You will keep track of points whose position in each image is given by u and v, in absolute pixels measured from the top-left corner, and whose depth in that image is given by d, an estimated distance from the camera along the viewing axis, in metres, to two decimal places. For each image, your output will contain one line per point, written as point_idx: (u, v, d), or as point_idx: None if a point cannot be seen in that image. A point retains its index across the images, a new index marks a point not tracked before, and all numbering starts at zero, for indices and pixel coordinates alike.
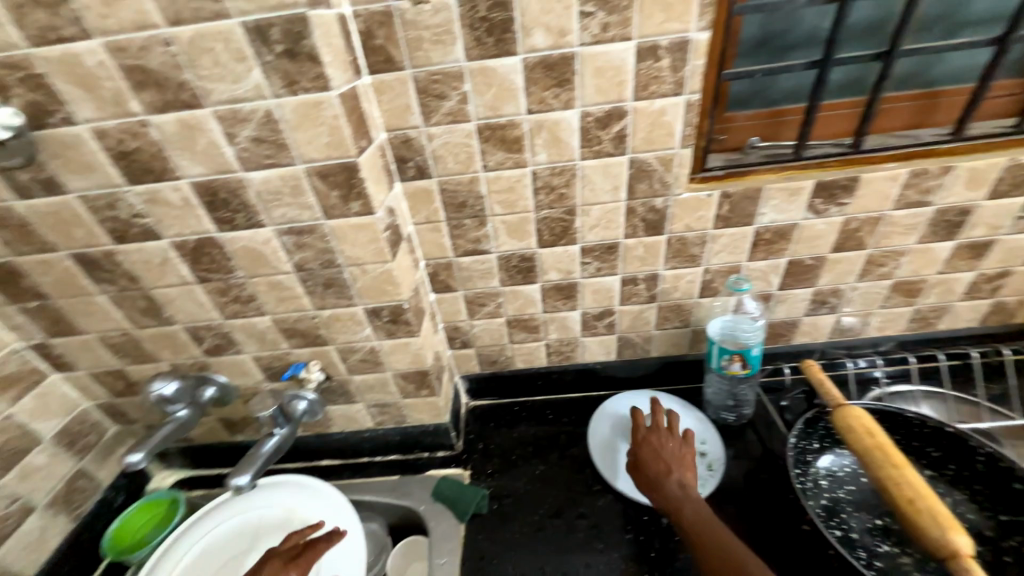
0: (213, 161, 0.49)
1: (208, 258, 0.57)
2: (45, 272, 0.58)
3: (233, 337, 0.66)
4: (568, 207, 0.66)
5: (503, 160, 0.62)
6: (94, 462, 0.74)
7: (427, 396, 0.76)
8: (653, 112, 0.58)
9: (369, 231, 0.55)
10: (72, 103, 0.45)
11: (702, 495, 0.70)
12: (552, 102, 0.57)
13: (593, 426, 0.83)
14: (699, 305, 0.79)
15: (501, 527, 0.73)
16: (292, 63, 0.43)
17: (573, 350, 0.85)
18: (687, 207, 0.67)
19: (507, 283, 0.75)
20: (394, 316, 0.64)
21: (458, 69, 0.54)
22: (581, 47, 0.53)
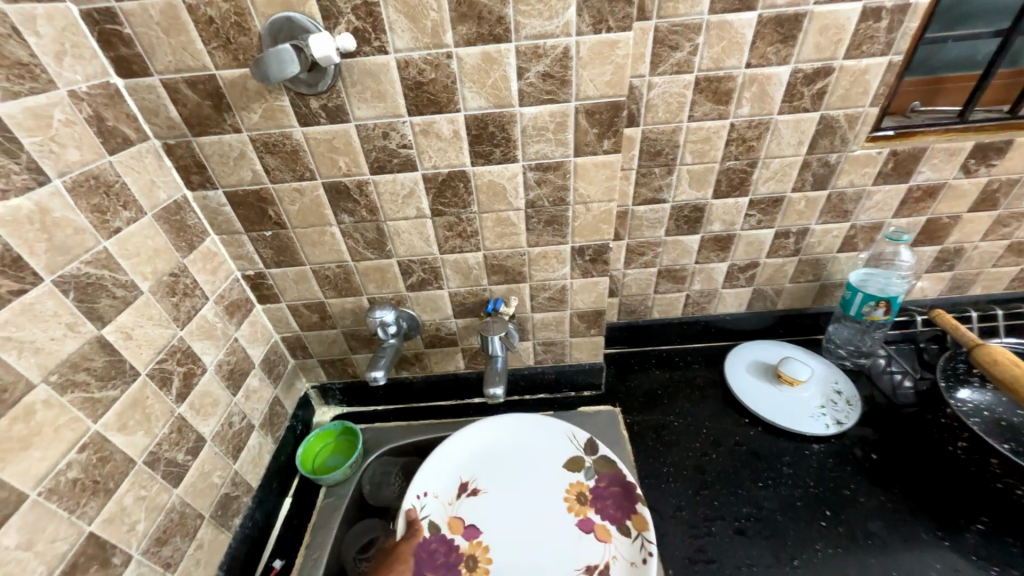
0: (496, 96, 0.53)
1: (451, 192, 0.61)
2: (294, 200, 0.61)
3: (440, 272, 0.70)
4: (751, 160, 0.72)
5: (708, 112, 0.67)
6: (282, 391, 0.78)
7: (594, 336, 0.80)
8: (858, 70, 0.63)
9: (608, 168, 0.60)
10: (392, 32, 0.49)
11: (850, 426, 0.79)
12: (771, 57, 0.62)
13: (731, 370, 0.90)
14: (836, 260, 0.86)
15: (664, 453, 0.80)
16: (608, 3, 0.48)
17: (710, 301, 0.91)
18: (857, 163, 0.73)
19: (672, 232, 0.80)
20: (596, 256, 0.69)
21: (699, 22, 0.59)
22: (814, 5, 0.58)
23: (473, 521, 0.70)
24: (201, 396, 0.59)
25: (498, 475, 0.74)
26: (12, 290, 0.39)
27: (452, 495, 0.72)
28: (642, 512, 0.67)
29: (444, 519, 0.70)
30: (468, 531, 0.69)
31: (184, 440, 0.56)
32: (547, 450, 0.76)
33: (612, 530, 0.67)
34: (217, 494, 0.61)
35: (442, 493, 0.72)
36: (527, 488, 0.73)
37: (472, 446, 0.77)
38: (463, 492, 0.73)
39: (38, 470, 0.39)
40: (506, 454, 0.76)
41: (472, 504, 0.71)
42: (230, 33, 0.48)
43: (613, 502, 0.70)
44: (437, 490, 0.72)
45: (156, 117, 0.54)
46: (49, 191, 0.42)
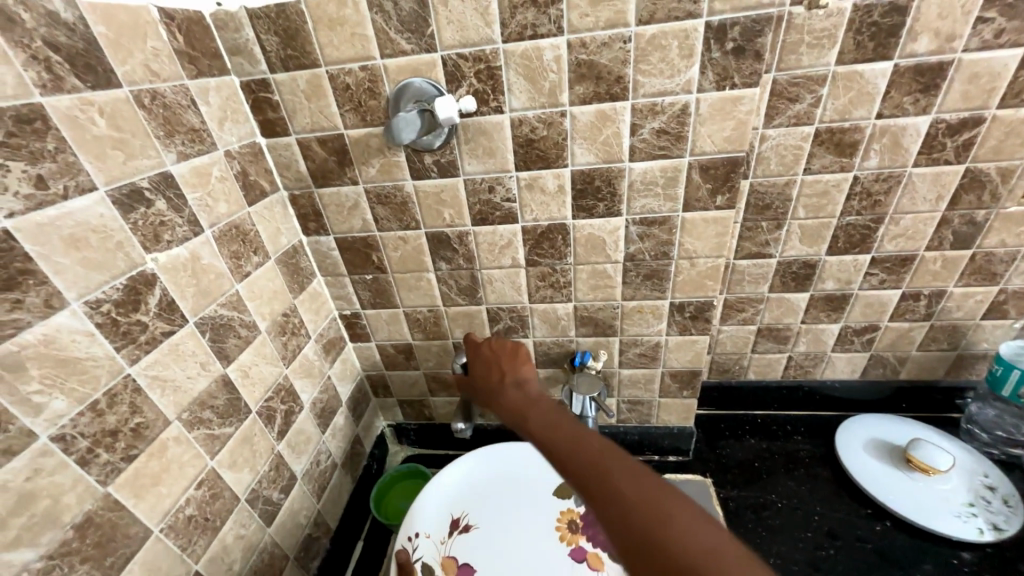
0: (606, 152, 0.53)
1: (549, 244, 0.61)
2: (397, 247, 0.64)
3: (528, 321, 0.69)
4: (877, 215, 0.65)
5: (828, 164, 0.62)
6: (362, 430, 0.79)
7: (687, 397, 0.74)
8: (1016, 120, 0.56)
9: (719, 225, 0.56)
10: (509, 93, 0.50)
11: (1013, 534, 0.65)
12: (907, 108, 0.56)
13: (845, 447, 0.78)
14: (979, 328, 0.74)
15: (767, 540, 0.70)
16: (736, 60, 0.46)
17: (816, 364, 0.82)
18: (1011, 221, 0.64)
19: (777, 289, 0.73)
20: (697, 313, 0.64)
21: (825, 73, 0.55)
22: (963, 53, 0.53)
23: (466, 558, 0.63)
24: (297, 434, 0.61)
25: (490, 505, 0.69)
26: (164, 331, 0.42)
27: (443, 534, 0.66)
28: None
29: (437, 560, 0.63)
30: (462, 569, 0.62)
31: (280, 478, 0.57)
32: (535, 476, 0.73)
33: (604, 556, 0.63)
34: (301, 534, 0.61)
35: (433, 530, 0.66)
36: (522, 513, 0.68)
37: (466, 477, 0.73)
38: (455, 529, 0.67)
39: (162, 506, 0.41)
40: (492, 483, 0.72)
41: (464, 542, 0.65)
42: (361, 97, 0.52)
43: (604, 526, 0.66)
44: (428, 529, 0.67)
45: (287, 171, 0.59)
46: (201, 241, 0.46)
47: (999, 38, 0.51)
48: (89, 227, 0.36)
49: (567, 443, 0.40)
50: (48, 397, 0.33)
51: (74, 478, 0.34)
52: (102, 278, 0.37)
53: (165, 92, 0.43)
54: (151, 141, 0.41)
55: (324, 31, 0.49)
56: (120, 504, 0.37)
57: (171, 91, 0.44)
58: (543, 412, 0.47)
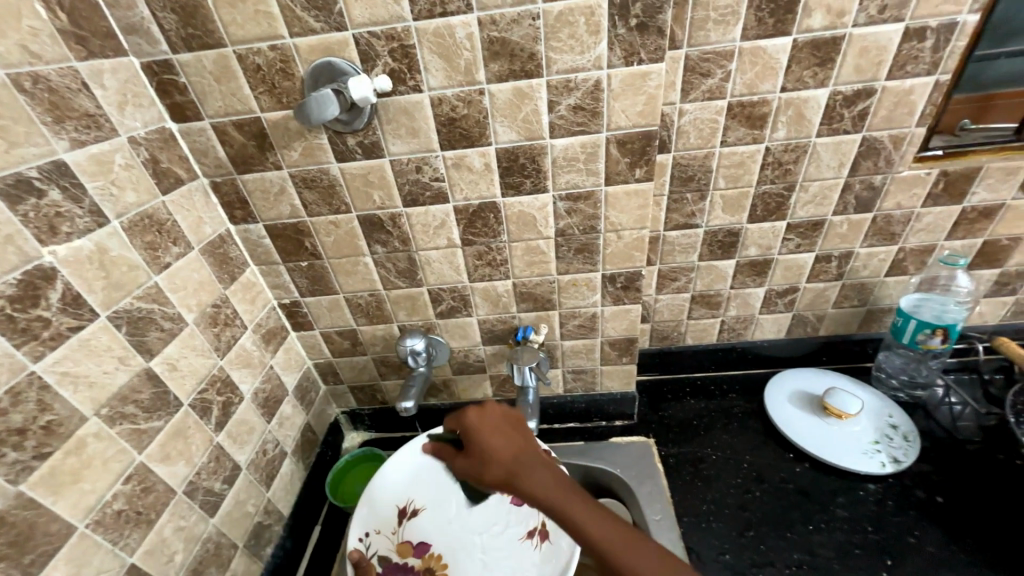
0: (527, 129, 0.54)
1: (481, 222, 0.62)
2: (330, 232, 0.63)
3: (469, 299, 0.70)
4: (788, 183, 0.69)
5: (741, 136, 0.65)
6: (314, 417, 0.79)
7: (626, 363, 0.78)
8: (902, 91, 0.61)
9: (640, 197, 0.59)
10: (426, 72, 0.50)
11: (910, 464, 0.73)
12: (808, 81, 0.60)
13: (772, 400, 0.85)
14: (884, 284, 0.81)
15: (703, 489, 0.76)
16: (640, 36, 0.48)
17: (746, 327, 0.87)
18: (904, 185, 0.70)
19: (705, 257, 0.78)
20: (627, 283, 0.67)
21: (732, 49, 0.58)
22: (853, 28, 0.56)
23: (421, 537, 0.68)
24: (238, 424, 0.61)
25: (434, 482, 0.72)
26: (71, 326, 0.41)
27: (393, 525, 0.68)
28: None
29: (393, 549, 0.67)
30: (419, 548, 0.68)
31: (221, 469, 0.57)
32: None
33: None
34: (250, 523, 0.61)
35: (382, 525, 0.67)
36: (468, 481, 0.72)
37: (412, 464, 0.71)
38: (403, 517, 0.68)
39: (86, 502, 0.41)
40: (432, 463, 0.72)
41: (415, 525, 0.69)
42: (275, 78, 0.51)
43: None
44: (377, 525, 0.67)
45: (205, 157, 0.57)
46: (108, 233, 0.45)
47: (882, 13, 0.56)
48: None
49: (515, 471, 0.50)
50: None
51: None
52: None
53: (49, 75, 0.40)
54: (37, 127, 0.39)
55: (226, 9, 0.47)
56: (36, 503, 0.37)
57: (57, 74, 0.41)
58: (505, 442, 0.53)
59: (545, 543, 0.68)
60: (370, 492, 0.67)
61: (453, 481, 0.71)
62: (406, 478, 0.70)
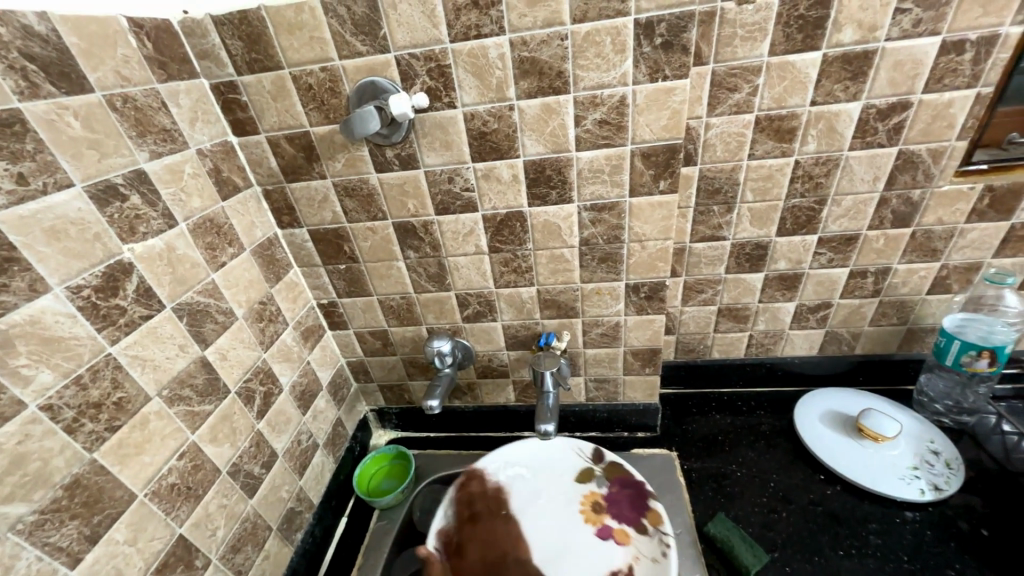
0: (554, 142, 0.56)
1: (508, 231, 0.64)
2: (367, 238, 0.68)
3: (495, 305, 0.73)
4: (819, 197, 0.69)
5: (770, 150, 0.65)
6: (345, 413, 0.83)
7: (649, 374, 0.78)
8: (940, 104, 0.60)
9: (664, 209, 0.60)
10: (461, 89, 0.54)
11: (953, 492, 0.69)
12: (839, 94, 0.60)
13: (803, 419, 0.82)
14: (926, 303, 0.78)
15: (727, 505, 0.75)
16: (665, 54, 0.50)
17: (776, 342, 0.85)
18: (945, 199, 0.67)
19: (732, 270, 0.77)
20: (651, 293, 0.68)
21: (759, 64, 0.59)
22: (886, 42, 0.56)
23: (497, 550, 0.65)
24: (277, 414, 0.65)
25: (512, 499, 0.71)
26: (142, 315, 0.46)
27: (463, 530, 0.68)
28: (655, 509, 0.67)
29: (466, 554, 0.65)
30: (491, 561, 0.64)
31: (261, 454, 0.61)
32: (566, 465, 0.74)
33: (630, 532, 0.65)
34: (283, 508, 0.65)
35: (458, 528, 0.69)
36: (553, 503, 0.70)
37: (502, 475, 0.74)
38: (478, 524, 0.68)
39: (146, 474, 0.45)
40: (506, 479, 0.73)
41: (490, 534, 0.67)
42: (324, 96, 0.56)
43: (627, 503, 0.68)
44: (445, 527, 0.69)
45: (259, 167, 0.62)
46: (176, 233, 0.50)
47: (918, 27, 0.55)
48: (69, 220, 0.40)
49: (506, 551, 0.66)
50: (35, 370, 0.37)
51: (61, 444, 0.38)
52: (83, 266, 0.41)
53: (136, 95, 0.46)
54: (125, 141, 0.45)
55: (285, 36, 0.52)
56: (106, 469, 0.42)
57: (142, 94, 0.47)
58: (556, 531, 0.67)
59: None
60: (448, 491, 0.73)
61: (536, 499, 0.70)
62: (487, 486, 0.73)
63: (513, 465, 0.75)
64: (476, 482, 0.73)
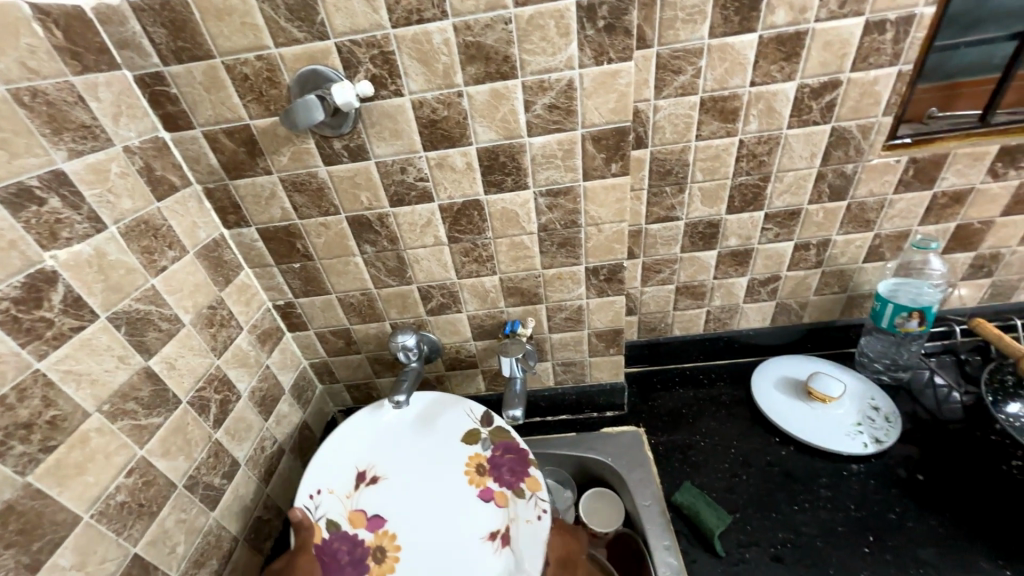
0: (506, 128, 0.56)
1: (466, 220, 0.64)
2: (320, 234, 0.65)
3: (459, 296, 0.72)
4: (764, 174, 0.72)
5: (716, 130, 0.68)
6: (311, 416, 0.81)
7: (614, 354, 0.80)
8: (866, 82, 0.63)
9: (617, 191, 0.61)
10: (407, 75, 0.53)
11: (891, 443, 0.75)
12: (775, 75, 0.63)
13: (758, 387, 0.87)
14: (863, 270, 0.83)
15: (692, 474, 0.78)
16: (609, 36, 0.50)
17: (732, 316, 0.89)
18: (875, 172, 0.72)
19: (687, 249, 0.80)
20: (610, 275, 0.70)
21: (700, 46, 0.61)
22: (815, 23, 0.59)
23: (376, 510, 0.67)
24: (236, 421, 0.63)
25: (398, 458, 0.71)
26: (73, 326, 0.43)
27: (349, 490, 0.68)
28: (536, 474, 0.68)
29: (345, 516, 0.66)
30: (372, 521, 0.66)
31: (221, 464, 0.59)
32: (443, 423, 0.74)
33: (509, 495, 0.67)
34: (249, 517, 0.63)
35: (338, 487, 0.68)
36: (432, 464, 0.71)
37: (381, 433, 0.73)
38: (362, 482, 0.69)
39: (91, 494, 0.43)
40: (386, 436, 0.73)
41: (372, 494, 0.68)
42: (262, 86, 0.53)
43: (508, 468, 0.69)
44: (332, 485, 0.68)
45: (198, 164, 0.59)
46: (106, 238, 0.47)
47: (843, 8, 0.58)
48: None
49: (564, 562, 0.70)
50: None
51: None
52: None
53: (47, 89, 0.43)
54: (37, 139, 0.42)
55: (213, 22, 0.49)
56: (43, 493, 0.39)
57: (55, 88, 0.44)
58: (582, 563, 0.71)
59: (505, 548, 0.63)
60: (324, 445, 0.70)
61: (416, 460, 0.71)
62: (367, 446, 0.72)
63: (379, 420, 0.73)
64: (357, 441, 0.72)
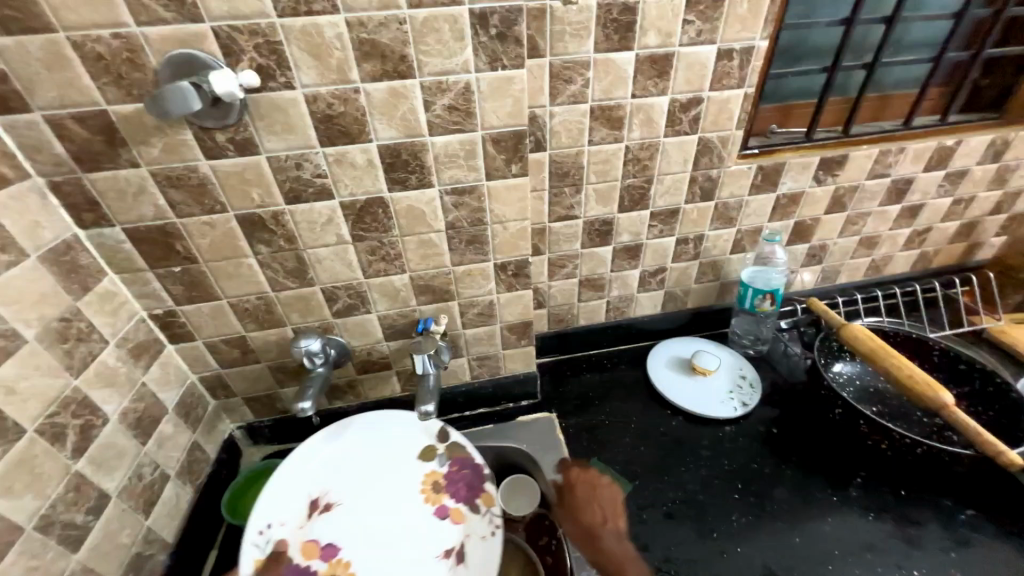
0: (406, 127, 0.57)
1: (371, 218, 0.63)
2: (204, 234, 0.60)
3: (367, 296, 0.71)
4: (647, 177, 0.81)
5: (605, 136, 0.75)
6: (202, 435, 0.73)
7: (525, 346, 0.84)
8: (722, 100, 0.75)
9: (518, 190, 0.65)
10: (296, 68, 0.51)
11: (754, 405, 0.89)
12: (651, 90, 0.71)
13: (653, 366, 0.97)
14: (730, 261, 0.97)
15: (598, 451, 0.86)
16: (501, 44, 0.53)
17: (629, 305, 0.99)
18: (733, 177, 0.85)
19: (587, 245, 0.87)
20: (517, 270, 0.73)
21: (587, 59, 0.67)
22: (680, 47, 0.68)
23: (330, 538, 0.68)
24: (103, 448, 0.55)
25: (342, 478, 0.72)
26: None
27: (301, 519, 0.68)
28: (490, 489, 0.72)
29: (298, 547, 0.66)
30: (326, 550, 0.67)
31: (84, 499, 0.51)
32: (394, 440, 0.76)
33: (465, 511, 0.71)
34: (126, 555, 0.56)
35: (288, 521, 0.67)
36: (384, 484, 0.73)
37: (328, 454, 0.74)
38: (314, 511, 0.69)
39: None
40: (331, 455, 0.74)
41: (323, 522, 0.69)
42: (122, 68, 0.47)
43: (464, 484, 0.73)
44: (281, 518, 0.67)
45: (39, 154, 0.51)
46: None
47: (700, 36, 0.68)
48: None
49: (594, 532, 0.76)
50: None
51: None
52: None
53: None
54: None
55: None
56: None
57: None
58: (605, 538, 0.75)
59: (461, 565, 0.67)
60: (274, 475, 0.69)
61: (365, 481, 0.73)
62: (314, 467, 0.72)
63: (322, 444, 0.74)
64: (301, 466, 0.72)
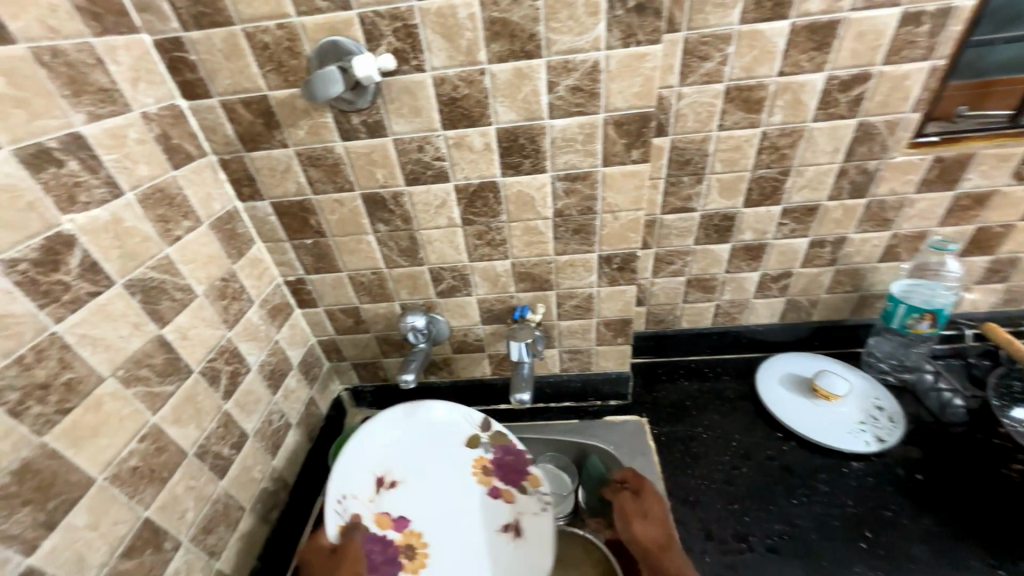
0: (527, 110, 0.55)
1: (481, 202, 0.63)
2: (334, 210, 0.65)
3: (469, 279, 0.72)
4: (784, 168, 0.71)
5: (739, 120, 0.66)
6: (317, 392, 0.81)
7: (622, 344, 0.80)
8: (897, 76, 0.62)
9: (636, 178, 0.60)
10: (428, 50, 0.52)
11: (893, 443, 0.75)
12: (804, 65, 0.61)
13: (764, 382, 0.87)
14: (877, 271, 0.82)
15: (693, 466, 0.79)
16: (638, 17, 0.49)
17: (741, 311, 0.89)
18: (898, 170, 0.70)
19: (701, 241, 0.79)
20: (624, 264, 0.69)
21: (729, 32, 0.59)
22: (850, 13, 0.57)
23: (402, 512, 0.70)
24: (245, 394, 0.63)
25: (408, 456, 0.73)
26: (90, 291, 0.43)
27: (370, 493, 0.70)
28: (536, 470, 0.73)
29: (372, 519, 0.68)
30: (399, 522, 0.69)
31: (230, 435, 0.60)
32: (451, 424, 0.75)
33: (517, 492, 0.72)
34: (256, 488, 0.64)
35: (360, 491, 0.69)
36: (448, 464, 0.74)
37: (394, 433, 0.73)
38: (381, 486, 0.71)
39: (105, 457, 0.44)
40: (397, 435, 0.74)
41: (393, 497, 0.71)
42: (282, 56, 0.52)
43: (509, 467, 0.73)
44: (354, 490, 0.68)
45: (214, 134, 0.58)
46: (123, 204, 0.47)
47: None
48: None
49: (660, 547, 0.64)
50: None
51: (6, 428, 0.36)
52: (16, 237, 0.38)
53: (67, 49, 0.42)
54: (56, 100, 0.41)
55: None
56: (59, 453, 0.40)
57: (74, 49, 0.43)
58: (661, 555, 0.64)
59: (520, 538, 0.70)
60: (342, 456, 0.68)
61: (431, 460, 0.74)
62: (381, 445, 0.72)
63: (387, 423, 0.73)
64: (370, 441, 0.72)
